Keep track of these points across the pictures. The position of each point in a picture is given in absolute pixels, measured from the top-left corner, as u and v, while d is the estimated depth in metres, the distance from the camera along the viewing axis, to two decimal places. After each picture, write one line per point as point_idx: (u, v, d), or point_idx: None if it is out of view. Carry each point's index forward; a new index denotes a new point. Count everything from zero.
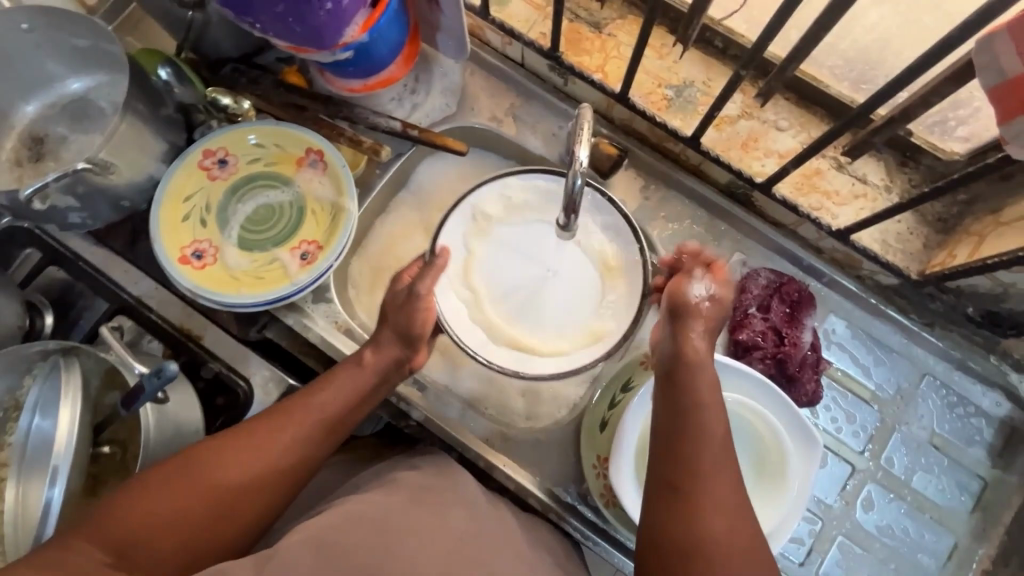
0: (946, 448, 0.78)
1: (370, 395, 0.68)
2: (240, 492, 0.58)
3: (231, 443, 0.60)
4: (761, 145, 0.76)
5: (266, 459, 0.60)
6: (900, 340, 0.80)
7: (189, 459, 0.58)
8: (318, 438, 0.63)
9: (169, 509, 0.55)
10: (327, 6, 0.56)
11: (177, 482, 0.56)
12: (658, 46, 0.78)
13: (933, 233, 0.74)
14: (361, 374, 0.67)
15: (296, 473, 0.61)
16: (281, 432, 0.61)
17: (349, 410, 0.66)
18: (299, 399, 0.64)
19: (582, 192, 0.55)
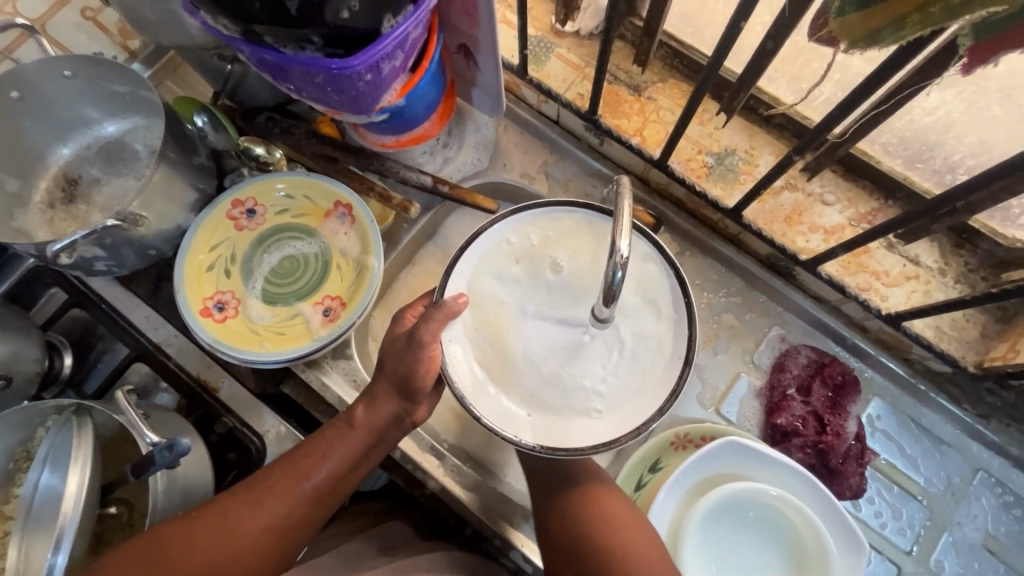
0: (1002, 553, 0.71)
1: (367, 457, 0.64)
2: (221, 565, 0.56)
3: (214, 515, 0.58)
4: (807, 219, 0.73)
5: (252, 533, 0.58)
6: (951, 431, 0.75)
7: (169, 532, 0.57)
8: (307, 507, 0.61)
9: None
10: (367, 77, 0.54)
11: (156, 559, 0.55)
12: (699, 112, 0.76)
13: (991, 321, 0.69)
14: (353, 436, 0.63)
15: (285, 545, 0.59)
16: (263, 504, 0.59)
17: (341, 475, 0.62)
18: (284, 466, 0.62)
19: (623, 283, 0.51)
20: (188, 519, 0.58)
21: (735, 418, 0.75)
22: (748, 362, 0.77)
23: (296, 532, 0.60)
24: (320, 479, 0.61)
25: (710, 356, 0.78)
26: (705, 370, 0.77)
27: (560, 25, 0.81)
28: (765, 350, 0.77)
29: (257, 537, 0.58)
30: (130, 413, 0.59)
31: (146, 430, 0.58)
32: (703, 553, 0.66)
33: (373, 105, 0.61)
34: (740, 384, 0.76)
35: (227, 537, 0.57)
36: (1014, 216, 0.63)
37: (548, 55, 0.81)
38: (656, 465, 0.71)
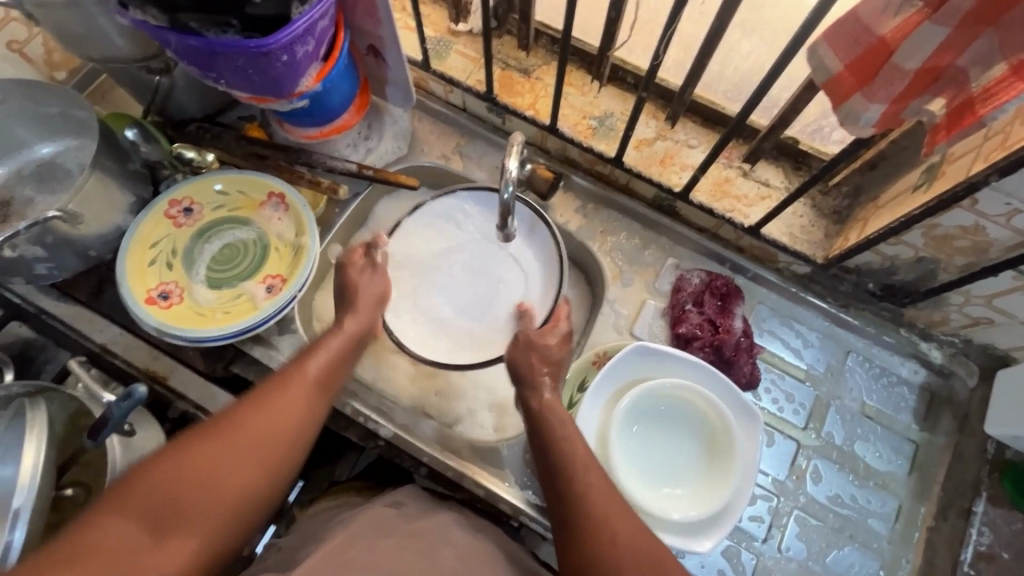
0: (879, 417, 0.84)
1: (353, 354, 0.73)
2: (263, 440, 0.61)
3: (233, 416, 0.61)
4: (677, 161, 0.87)
5: (278, 421, 0.62)
6: (823, 323, 0.88)
7: (188, 439, 0.58)
8: (314, 398, 0.67)
9: (201, 465, 0.56)
10: (284, 59, 0.64)
11: (204, 448, 0.58)
12: (579, 85, 0.90)
13: (831, 224, 0.84)
14: (341, 340, 0.72)
15: (308, 431, 0.65)
16: (286, 389, 0.65)
17: (337, 370, 0.70)
18: (293, 364, 0.68)
19: (513, 198, 0.66)
20: (212, 425, 0.60)
21: (645, 336, 0.87)
22: (651, 289, 0.89)
23: (315, 411, 0.67)
24: (320, 369, 0.69)
25: (619, 289, 0.89)
26: (617, 302, 0.88)
27: (454, 25, 0.94)
28: (664, 277, 0.89)
29: (284, 422, 0.63)
30: (87, 377, 0.68)
31: (101, 391, 0.68)
32: (637, 455, 0.76)
33: (291, 88, 0.70)
34: (647, 309, 0.87)
35: (257, 421, 0.61)
36: (827, 133, 0.80)
37: (448, 51, 0.94)
38: (583, 385, 0.81)
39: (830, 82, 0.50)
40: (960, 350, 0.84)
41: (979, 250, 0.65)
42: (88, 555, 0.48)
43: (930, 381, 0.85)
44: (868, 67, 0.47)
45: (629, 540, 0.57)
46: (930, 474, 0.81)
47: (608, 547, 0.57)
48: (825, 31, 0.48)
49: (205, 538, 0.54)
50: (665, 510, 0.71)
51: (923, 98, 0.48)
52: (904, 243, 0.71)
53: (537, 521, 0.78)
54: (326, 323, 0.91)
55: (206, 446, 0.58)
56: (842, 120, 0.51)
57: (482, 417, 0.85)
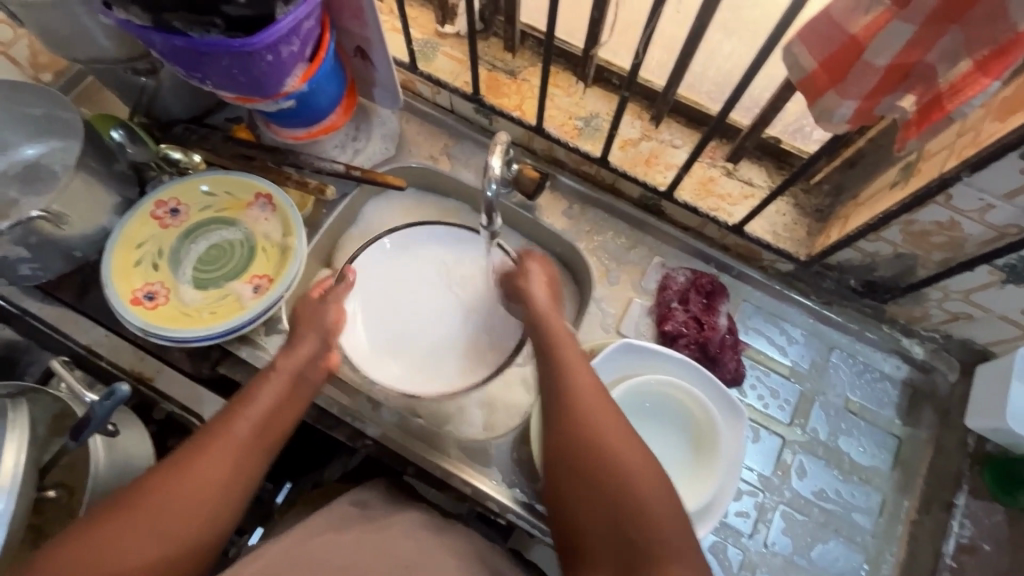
0: (863, 412, 0.85)
1: (292, 399, 0.69)
2: (188, 507, 0.57)
3: (156, 480, 0.58)
4: (662, 161, 0.88)
5: (203, 480, 0.59)
6: (808, 320, 0.89)
7: (108, 509, 0.56)
8: (247, 451, 0.63)
9: (118, 541, 0.54)
10: (268, 59, 0.64)
11: (123, 520, 0.55)
12: (565, 86, 0.91)
13: (813, 222, 0.85)
14: (278, 381, 0.68)
15: (240, 491, 0.61)
16: (212, 448, 0.61)
17: (276, 415, 0.66)
18: (224, 415, 0.64)
19: (496, 196, 0.66)
20: (132, 491, 0.58)
21: (632, 334, 0.87)
22: (638, 287, 0.89)
23: (249, 466, 0.63)
24: (255, 420, 0.64)
25: (606, 287, 0.89)
26: (603, 300, 0.88)
27: (441, 27, 0.95)
28: (650, 276, 0.90)
29: (211, 485, 0.59)
30: (69, 376, 0.67)
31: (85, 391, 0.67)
32: None
33: (277, 88, 0.70)
34: (634, 307, 0.88)
35: (181, 487, 0.58)
36: (807, 133, 0.82)
37: (435, 53, 0.95)
38: None
39: (804, 80, 0.51)
40: (942, 346, 0.85)
41: (955, 245, 0.67)
42: None
43: (913, 377, 0.86)
44: (840, 65, 0.48)
45: (668, 530, 0.55)
46: (913, 468, 0.82)
47: (645, 523, 0.55)
48: (798, 30, 0.49)
49: None
50: None
51: (893, 96, 0.49)
52: (883, 239, 0.72)
53: (525, 519, 0.78)
54: None
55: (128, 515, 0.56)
56: (816, 117, 0.52)
57: (472, 415, 0.84)
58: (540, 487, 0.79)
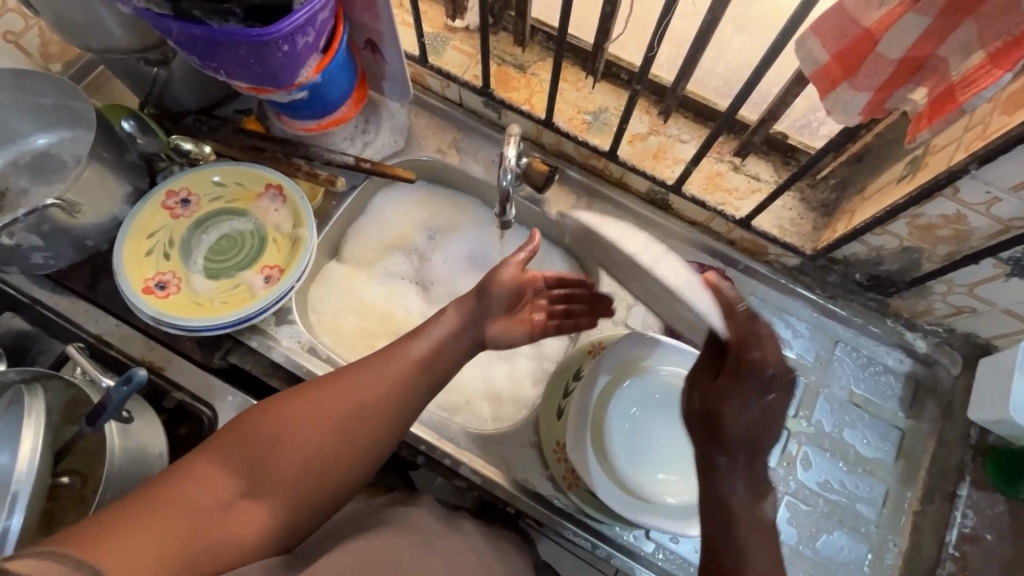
0: (866, 405, 0.86)
1: (463, 341, 0.68)
2: (349, 419, 0.60)
3: (324, 395, 0.61)
4: (670, 156, 0.89)
5: (363, 407, 0.61)
6: (812, 314, 0.90)
7: (299, 393, 0.62)
8: (408, 384, 0.64)
9: (296, 426, 0.59)
10: (285, 49, 0.65)
11: (302, 409, 0.60)
12: (574, 81, 0.92)
13: (819, 217, 0.86)
14: (445, 324, 0.67)
15: (396, 419, 0.63)
16: (379, 372, 0.63)
17: (441, 357, 0.66)
18: (399, 342, 0.66)
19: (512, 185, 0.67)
20: (312, 385, 0.62)
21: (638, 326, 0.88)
22: None
23: (410, 397, 0.63)
24: (422, 355, 0.65)
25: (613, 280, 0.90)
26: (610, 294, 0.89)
27: (452, 21, 0.95)
28: None
29: (372, 404, 0.61)
30: (84, 362, 0.68)
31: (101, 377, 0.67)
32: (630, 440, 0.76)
33: (291, 78, 0.71)
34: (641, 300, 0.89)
35: (347, 399, 0.61)
36: (814, 128, 0.83)
37: (445, 47, 0.95)
38: (578, 372, 0.81)
39: (817, 72, 0.51)
40: (944, 340, 0.86)
41: (960, 238, 0.67)
42: (184, 484, 0.55)
43: (916, 371, 0.87)
44: (854, 57, 0.49)
45: None
46: (916, 460, 0.83)
47: None
48: (812, 23, 0.50)
49: (288, 495, 0.57)
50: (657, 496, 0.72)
51: (905, 88, 0.50)
52: (890, 233, 0.73)
53: (533, 508, 0.79)
54: (322, 315, 0.92)
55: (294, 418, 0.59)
56: (830, 109, 0.53)
57: (477, 408, 0.86)
58: (548, 476, 0.80)
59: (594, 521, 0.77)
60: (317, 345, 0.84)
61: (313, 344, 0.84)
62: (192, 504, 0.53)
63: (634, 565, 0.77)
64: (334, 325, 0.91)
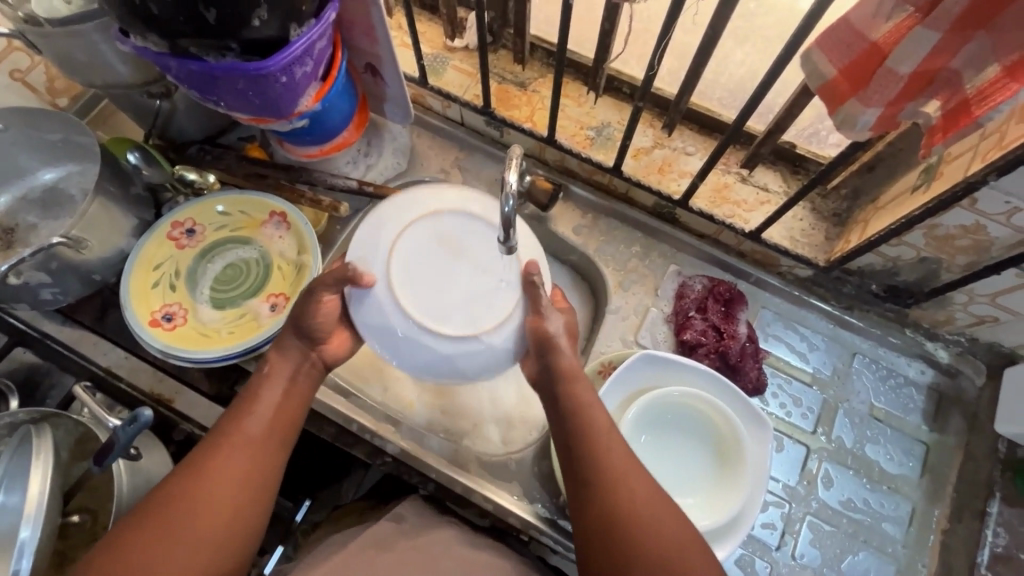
0: (889, 419, 0.84)
1: (300, 388, 0.66)
2: (211, 508, 0.58)
3: (175, 490, 0.58)
4: (676, 169, 0.87)
5: (222, 490, 0.58)
6: (827, 326, 0.87)
7: (137, 521, 0.57)
8: (260, 452, 0.62)
9: (153, 547, 0.55)
10: (283, 80, 0.65)
11: (152, 528, 0.56)
12: (576, 96, 0.91)
13: (831, 227, 0.84)
14: (274, 380, 0.65)
15: (261, 485, 0.61)
16: (223, 455, 0.60)
17: (282, 413, 0.64)
18: (231, 415, 0.63)
19: (515, 212, 0.59)
20: (154, 499, 0.58)
21: (649, 342, 0.86)
22: (655, 296, 0.89)
23: (265, 463, 0.62)
24: (261, 420, 0.63)
25: (622, 297, 0.89)
26: (619, 310, 0.88)
27: (451, 41, 0.95)
28: (666, 285, 0.89)
29: (230, 483, 0.59)
30: (92, 403, 0.67)
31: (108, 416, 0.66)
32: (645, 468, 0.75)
33: (290, 108, 0.71)
34: (651, 316, 0.87)
35: (200, 490, 0.58)
36: (823, 136, 0.81)
37: (445, 67, 0.95)
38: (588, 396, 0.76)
39: (824, 88, 0.50)
40: (967, 350, 0.83)
41: (979, 249, 0.65)
42: None
43: (938, 382, 0.85)
44: (862, 72, 0.47)
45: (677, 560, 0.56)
46: (942, 476, 0.80)
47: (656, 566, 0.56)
48: (818, 39, 0.49)
49: None
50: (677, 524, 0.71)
51: (918, 101, 0.48)
52: (906, 243, 0.71)
53: (546, 534, 0.77)
54: None
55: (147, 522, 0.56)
56: (838, 125, 0.51)
57: (488, 430, 0.83)
58: (563, 500, 0.78)
59: None
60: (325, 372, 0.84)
61: None
62: None
63: None
64: None
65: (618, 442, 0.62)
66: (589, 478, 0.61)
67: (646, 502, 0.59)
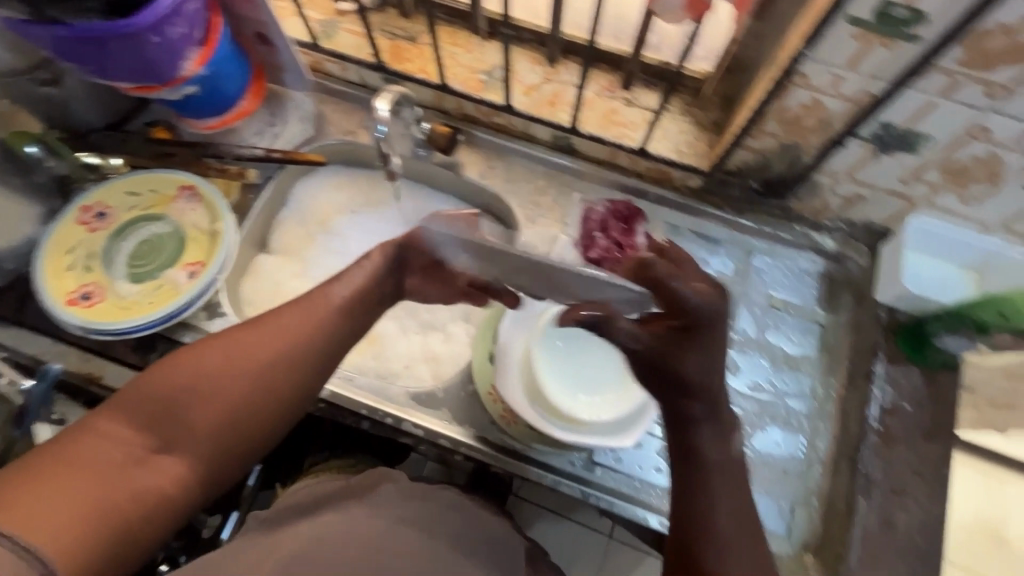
0: (787, 307, 0.90)
1: (385, 285, 0.70)
2: (271, 368, 0.63)
3: (245, 335, 0.64)
4: (565, 100, 0.92)
5: (285, 356, 0.64)
6: (725, 231, 0.92)
7: (204, 350, 0.63)
8: (326, 332, 0.66)
9: (213, 381, 0.61)
10: (154, 39, 0.67)
11: (214, 366, 0.62)
12: (465, 44, 0.95)
13: (712, 135, 0.89)
14: (369, 267, 0.70)
15: (318, 366, 0.66)
16: (296, 323, 0.65)
17: (361, 301, 0.69)
18: (319, 290, 0.68)
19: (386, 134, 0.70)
20: (225, 342, 0.64)
21: None
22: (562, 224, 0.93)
23: (329, 343, 0.66)
24: (341, 303, 0.68)
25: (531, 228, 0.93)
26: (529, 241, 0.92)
27: (338, 5, 0.98)
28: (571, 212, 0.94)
29: (293, 352, 0.64)
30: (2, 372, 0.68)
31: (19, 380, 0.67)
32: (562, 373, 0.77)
33: (172, 72, 0.73)
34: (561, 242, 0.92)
35: (266, 346, 0.64)
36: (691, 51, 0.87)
37: (336, 31, 0.98)
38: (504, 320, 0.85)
39: None
40: (849, 235, 0.90)
41: (824, 126, 0.72)
42: (75, 458, 0.55)
43: (829, 269, 0.91)
44: None
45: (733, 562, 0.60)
46: (837, 350, 0.87)
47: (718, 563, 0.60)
48: None
49: (199, 452, 0.60)
50: (593, 416, 0.73)
51: None
52: (766, 133, 0.77)
53: (478, 450, 0.81)
54: (257, 305, 0.94)
55: (182, 387, 0.61)
56: None
57: (419, 370, 0.89)
58: (491, 420, 0.82)
59: (539, 453, 0.81)
60: None
61: None
62: (104, 458, 0.57)
63: (584, 490, 0.80)
64: (270, 313, 0.93)
65: (734, 462, 0.64)
66: (697, 477, 0.64)
67: (731, 518, 0.62)
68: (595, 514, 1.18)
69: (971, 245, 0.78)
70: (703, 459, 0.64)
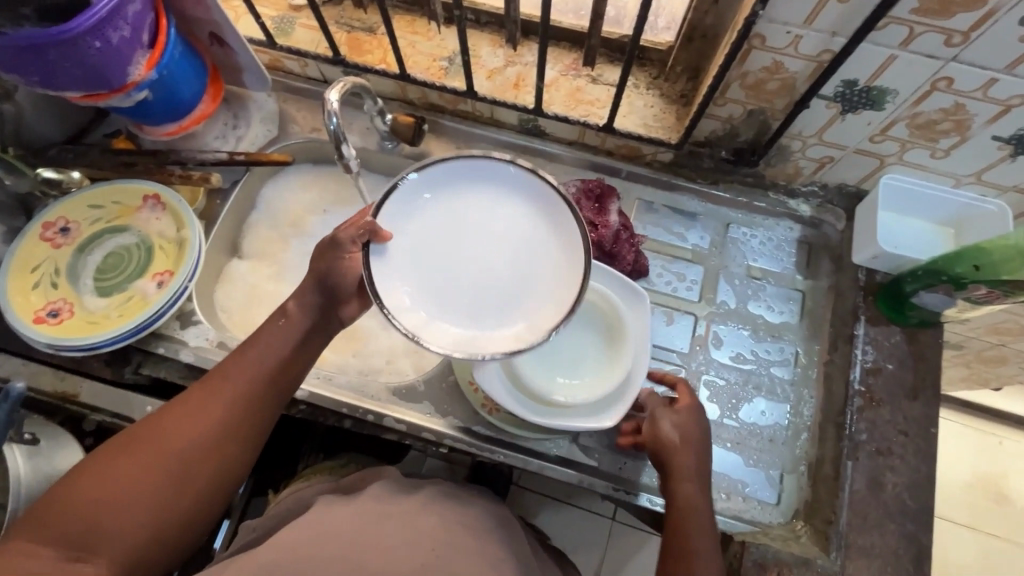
0: (767, 275, 0.89)
1: (311, 340, 0.68)
2: (198, 446, 0.59)
3: (166, 414, 0.60)
4: (529, 82, 0.91)
5: (211, 431, 0.60)
6: (700, 204, 0.92)
7: (121, 442, 0.58)
8: (255, 399, 0.63)
9: (135, 473, 0.56)
10: (95, 44, 0.65)
11: (135, 455, 0.57)
12: (424, 32, 0.93)
13: (680, 107, 0.88)
14: (288, 324, 0.67)
15: (253, 434, 0.63)
16: (220, 395, 0.62)
17: (288, 363, 0.66)
18: (235, 355, 0.65)
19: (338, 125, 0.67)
20: (144, 427, 0.59)
21: None
22: None
23: (260, 410, 0.64)
24: (265, 366, 0.64)
25: None
26: None
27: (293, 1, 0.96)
28: None
29: (221, 424, 0.61)
30: None
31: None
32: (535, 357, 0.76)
33: (120, 78, 0.72)
34: None
35: (190, 425, 0.59)
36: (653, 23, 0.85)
37: (293, 27, 0.96)
38: None
39: None
40: (825, 199, 0.89)
41: (788, 87, 0.72)
42: None
43: (807, 235, 0.90)
44: None
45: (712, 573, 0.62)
46: (819, 316, 0.86)
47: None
48: None
49: (132, 552, 0.54)
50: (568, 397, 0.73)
51: None
52: (730, 100, 0.76)
53: (463, 441, 0.81)
54: (233, 312, 0.92)
55: (97, 494, 0.54)
56: None
57: (400, 364, 0.89)
58: (474, 409, 0.82)
59: (525, 440, 0.80)
60: (227, 339, 0.85)
61: (221, 339, 0.85)
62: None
63: (572, 472, 0.79)
64: (245, 318, 0.92)
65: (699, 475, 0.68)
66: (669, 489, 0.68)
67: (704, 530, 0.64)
68: (597, 498, 1.18)
69: (944, 198, 0.78)
70: (678, 467, 0.68)
